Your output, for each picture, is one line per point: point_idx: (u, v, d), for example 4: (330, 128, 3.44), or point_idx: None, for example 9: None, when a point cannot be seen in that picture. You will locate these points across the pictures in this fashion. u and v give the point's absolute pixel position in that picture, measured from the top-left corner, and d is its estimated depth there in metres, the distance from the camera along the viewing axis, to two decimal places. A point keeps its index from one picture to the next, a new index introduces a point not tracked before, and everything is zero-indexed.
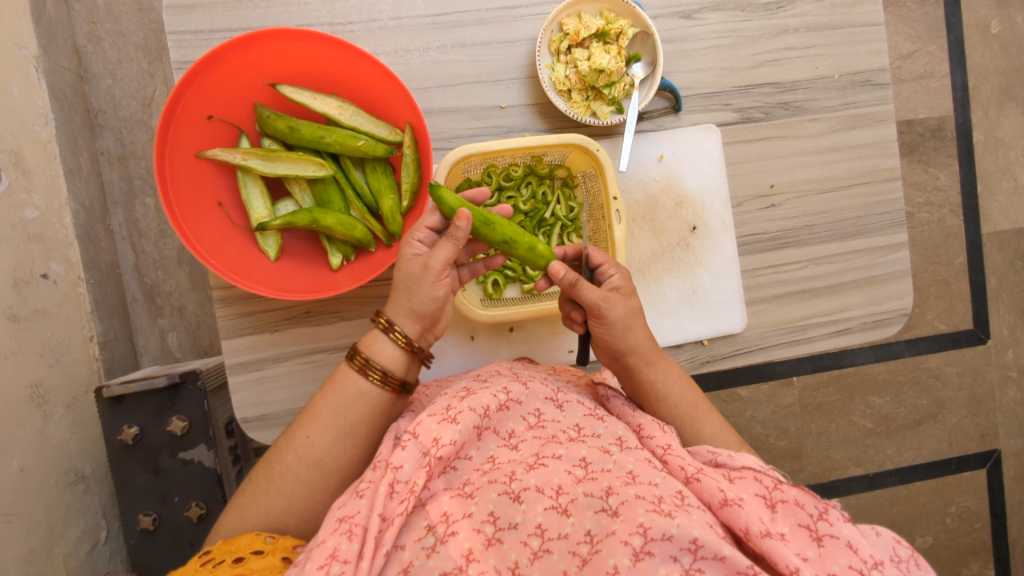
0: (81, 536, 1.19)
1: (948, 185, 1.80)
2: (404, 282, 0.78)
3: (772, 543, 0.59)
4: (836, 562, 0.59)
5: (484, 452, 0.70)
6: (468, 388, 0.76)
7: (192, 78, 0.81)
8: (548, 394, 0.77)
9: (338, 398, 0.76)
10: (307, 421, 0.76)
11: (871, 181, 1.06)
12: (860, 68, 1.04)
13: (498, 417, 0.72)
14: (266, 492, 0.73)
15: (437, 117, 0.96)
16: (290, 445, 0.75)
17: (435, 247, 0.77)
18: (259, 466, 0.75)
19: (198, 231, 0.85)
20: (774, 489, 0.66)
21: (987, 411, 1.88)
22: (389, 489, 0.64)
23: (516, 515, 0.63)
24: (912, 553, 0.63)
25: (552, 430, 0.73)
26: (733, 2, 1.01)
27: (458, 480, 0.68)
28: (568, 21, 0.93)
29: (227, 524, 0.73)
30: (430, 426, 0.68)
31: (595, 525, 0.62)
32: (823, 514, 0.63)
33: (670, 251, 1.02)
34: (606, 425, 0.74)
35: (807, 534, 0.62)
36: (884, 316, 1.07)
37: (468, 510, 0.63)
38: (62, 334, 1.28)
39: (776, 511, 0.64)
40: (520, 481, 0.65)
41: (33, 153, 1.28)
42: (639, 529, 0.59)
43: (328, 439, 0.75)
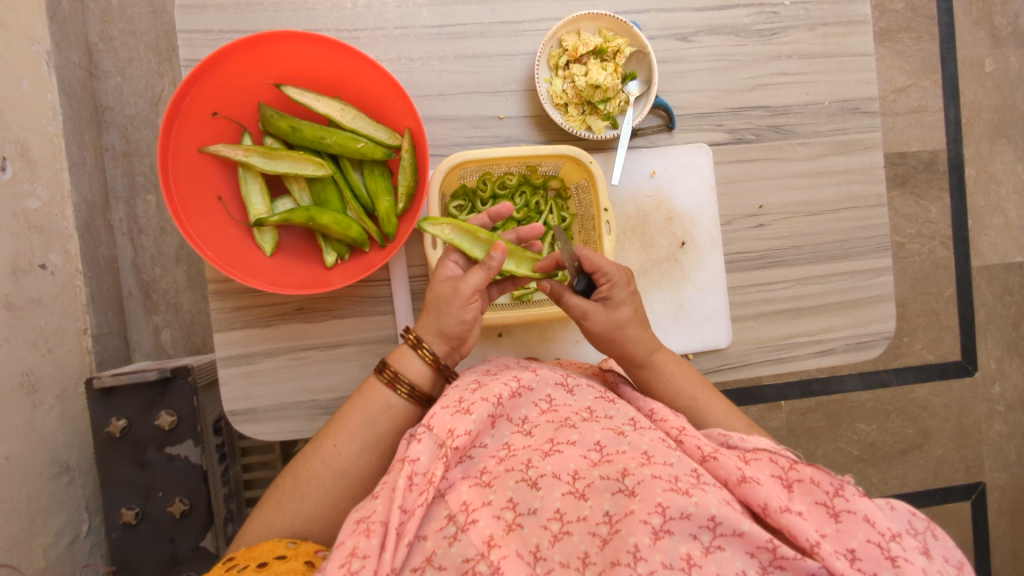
0: (62, 527, 1.19)
1: (939, 217, 1.83)
2: (437, 304, 0.81)
3: (790, 518, 0.62)
4: (854, 537, 0.61)
5: (499, 439, 0.74)
6: (479, 378, 0.79)
7: (198, 75, 0.83)
8: (559, 379, 0.81)
9: (367, 409, 0.80)
10: (335, 430, 0.79)
11: (858, 206, 1.09)
12: (849, 96, 1.07)
13: (510, 404, 0.76)
14: (292, 499, 0.76)
15: (436, 124, 0.99)
16: (317, 453, 0.78)
17: (469, 273, 0.80)
18: (284, 474, 0.78)
19: (197, 224, 0.87)
20: (790, 469, 0.69)
21: (973, 442, 1.89)
22: (409, 481, 0.66)
23: (534, 501, 0.67)
24: (928, 526, 0.63)
25: (564, 413, 0.77)
26: (728, 27, 1.04)
27: (475, 468, 0.71)
28: (567, 38, 0.96)
29: (252, 530, 0.75)
30: (444, 418, 0.71)
31: (613, 505, 0.65)
32: (838, 490, 0.64)
33: (658, 265, 1.04)
34: (617, 407, 0.78)
35: (824, 512, 0.64)
36: (867, 338, 1.09)
37: (487, 498, 0.67)
38: (56, 324, 1.29)
39: (793, 490, 0.67)
40: (537, 468, 0.69)
41: (39, 145, 1.31)
42: (657, 508, 0.62)
43: (356, 448, 0.78)
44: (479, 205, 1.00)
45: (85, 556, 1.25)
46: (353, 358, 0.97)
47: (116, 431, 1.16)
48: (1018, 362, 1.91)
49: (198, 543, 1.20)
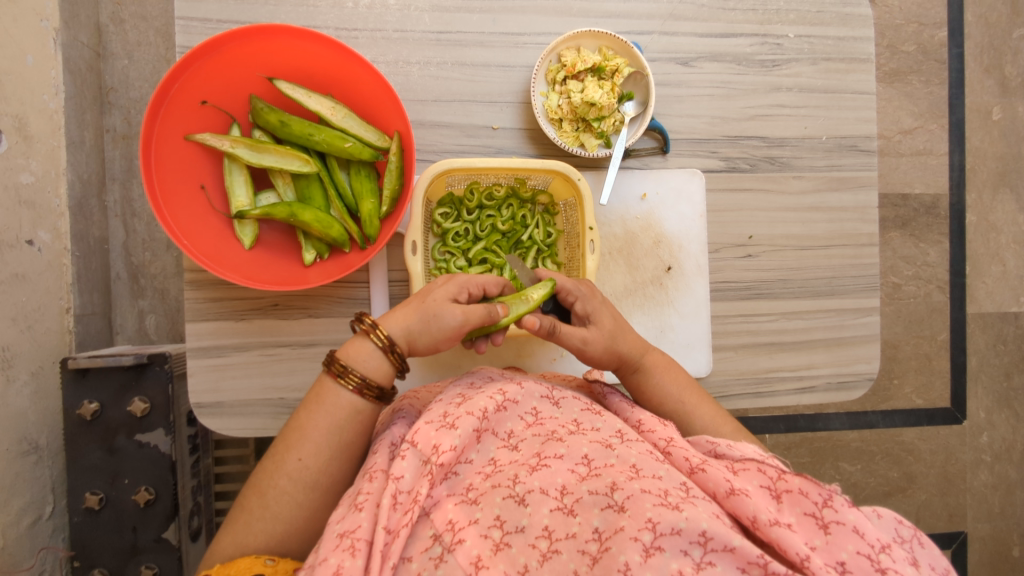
0: (24, 508, 1.16)
1: (937, 262, 1.82)
2: (427, 322, 0.80)
3: (780, 531, 0.61)
4: (845, 549, 0.60)
5: (485, 454, 0.73)
6: (463, 393, 0.78)
7: (188, 63, 0.82)
8: (544, 392, 0.80)
9: (331, 418, 0.76)
10: (298, 443, 0.75)
11: (849, 243, 1.07)
12: (848, 133, 1.07)
13: (496, 417, 0.75)
14: (263, 519, 0.72)
15: (429, 129, 0.98)
16: (282, 469, 0.74)
17: (471, 313, 0.80)
18: (247, 493, 0.74)
19: (176, 211, 0.86)
20: (779, 480, 0.67)
21: (957, 491, 1.87)
22: (393, 500, 0.65)
23: (522, 518, 0.65)
24: (914, 532, 0.65)
25: (550, 427, 0.75)
26: (730, 55, 1.04)
27: (461, 485, 0.69)
28: (566, 53, 0.96)
29: (222, 550, 0.71)
30: (428, 433, 0.70)
31: (602, 522, 0.64)
32: (827, 501, 0.64)
33: (642, 288, 1.03)
34: (604, 419, 0.77)
35: (814, 522, 0.63)
36: (849, 378, 1.07)
37: (473, 517, 0.65)
38: (38, 301, 1.28)
39: (782, 502, 0.66)
40: (524, 484, 0.67)
41: (38, 121, 1.30)
42: (648, 524, 0.61)
43: (324, 458, 0.75)
44: (464, 214, 0.99)
45: (46, 538, 1.21)
46: (325, 359, 0.96)
47: (87, 414, 1.14)
48: (1007, 413, 1.89)
49: (160, 534, 1.19)
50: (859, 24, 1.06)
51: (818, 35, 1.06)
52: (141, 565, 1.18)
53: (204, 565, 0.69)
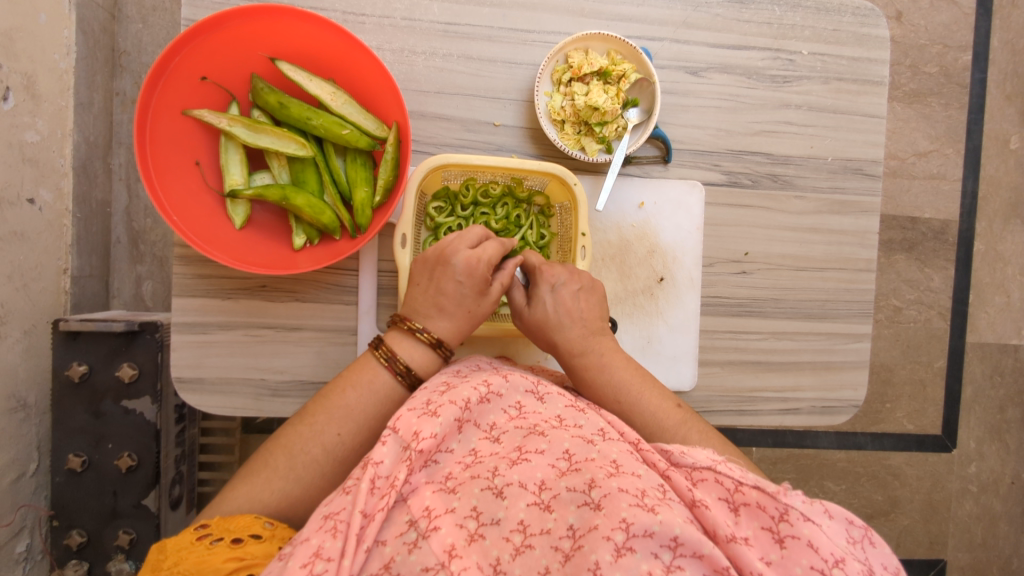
0: (8, 464, 1.17)
1: (940, 288, 1.82)
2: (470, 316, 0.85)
3: (738, 548, 0.61)
4: (798, 564, 0.60)
5: (465, 445, 0.72)
6: (448, 381, 0.77)
7: (191, 37, 0.81)
8: (529, 386, 0.79)
9: (378, 403, 0.78)
10: (340, 418, 0.76)
11: (846, 267, 1.06)
12: (854, 155, 1.06)
13: (478, 409, 0.74)
14: (285, 480, 0.72)
15: (430, 121, 0.98)
16: (320, 438, 0.75)
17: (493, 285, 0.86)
18: (274, 451, 0.74)
19: (168, 185, 0.85)
20: (736, 492, 0.67)
21: (940, 519, 1.86)
22: (371, 485, 0.64)
23: (499, 511, 0.65)
24: (864, 532, 0.65)
25: (533, 421, 0.75)
26: (740, 68, 1.03)
27: (440, 473, 0.69)
28: (574, 55, 0.95)
29: (233, 499, 0.70)
30: (411, 420, 0.70)
31: (577, 519, 0.64)
32: (784, 514, 0.63)
33: (632, 297, 1.02)
34: (587, 417, 0.76)
35: (770, 537, 0.63)
36: (833, 403, 1.06)
37: (451, 505, 0.65)
38: (35, 260, 1.28)
39: (739, 514, 0.66)
40: (503, 476, 0.67)
41: (48, 80, 1.30)
42: (621, 525, 0.61)
43: (359, 440, 0.77)
44: (459, 210, 0.99)
45: (28, 495, 1.22)
46: (309, 343, 0.96)
47: (75, 376, 1.14)
48: (997, 446, 1.88)
49: (140, 501, 1.20)
50: (874, 45, 1.05)
51: (832, 54, 1.04)
52: (118, 530, 1.20)
53: (212, 511, 0.69)
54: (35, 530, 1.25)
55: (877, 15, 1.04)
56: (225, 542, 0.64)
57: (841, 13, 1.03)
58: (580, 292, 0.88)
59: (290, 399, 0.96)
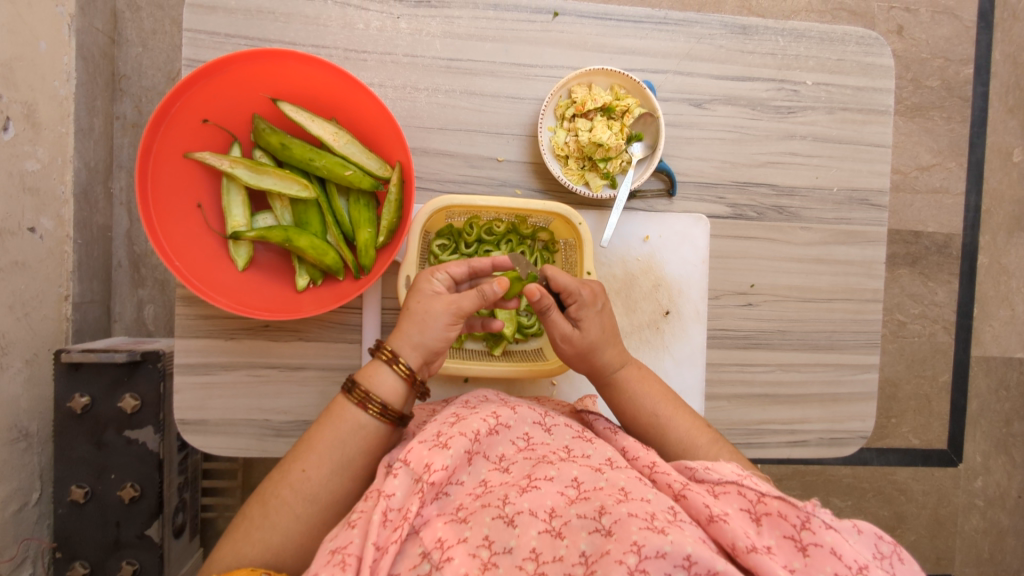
0: (11, 496, 1.16)
1: (945, 302, 1.81)
2: (423, 320, 0.80)
3: (757, 558, 0.60)
4: (821, 572, 0.59)
5: (476, 477, 0.72)
6: (457, 413, 0.78)
7: (192, 82, 0.81)
8: (537, 417, 0.80)
9: (334, 432, 0.77)
10: (303, 455, 0.77)
11: (852, 297, 1.06)
12: (859, 186, 1.05)
13: (488, 441, 0.74)
14: (262, 528, 0.73)
15: (433, 157, 0.97)
16: (286, 479, 0.75)
17: (461, 301, 0.80)
18: (252, 501, 0.76)
19: (169, 231, 0.84)
20: (758, 502, 0.66)
21: (946, 534, 1.85)
22: (384, 517, 0.65)
23: (510, 539, 0.64)
24: (895, 548, 0.63)
25: (541, 452, 0.75)
26: (744, 99, 1.02)
27: (451, 505, 0.69)
28: (577, 90, 0.94)
29: (222, 559, 0.72)
30: (421, 452, 0.70)
31: (590, 545, 0.63)
32: (805, 522, 0.62)
33: (639, 331, 1.01)
34: (595, 446, 0.76)
35: (792, 545, 0.62)
36: (842, 435, 1.05)
37: (463, 535, 0.64)
38: (36, 289, 1.28)
39: (760, 524, 0.65)
40: (513, 505, 0.67)
41: (48, 108, 1.30)
42: (633, 547, 0.60)
43: (325, 472, 0.76)
44: (463, 247, 0.96)
45: (30, 528, 1.21)
46: (313, 383, 0.95)
47: (77, 408, 1.13)
48: (1004, 460, 1.86)
49: (144, 531, 1.19)
50: (879, 74, 1.04)
51: (837, 84, 1.04)
52: (122, 561, 1.19)
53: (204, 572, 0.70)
54: (37, 562, 1.25)
55: (882, 44, 1.04)
56: None
57: (844, 43, 1.03)
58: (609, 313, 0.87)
59: (294, 439, 0.95)
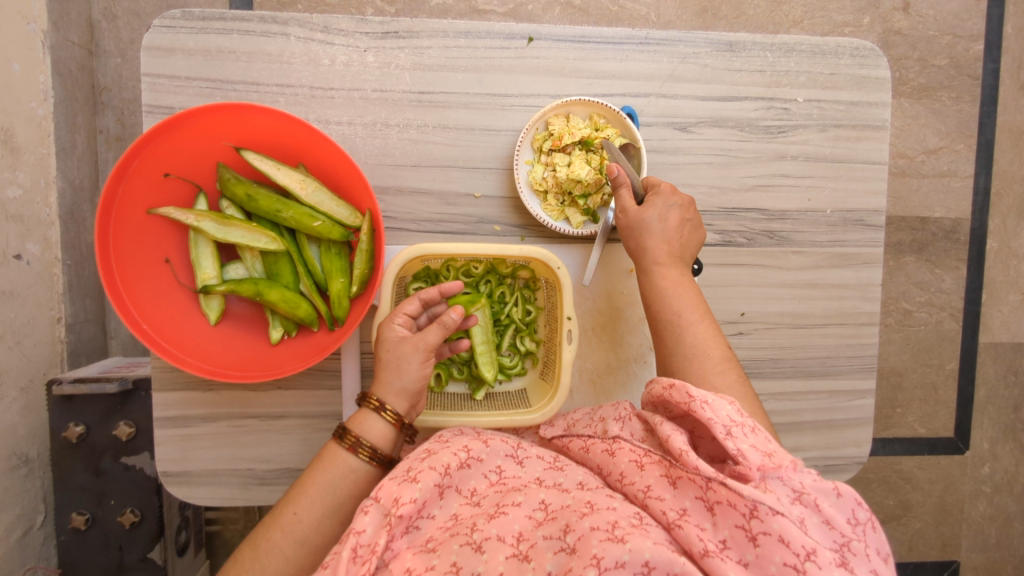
0: (15, 521, 1.18)
1: (952, 289, 1.77)
2: (394, 363, 0.80)
3: (714, 559, 0.57)
4: (772, 563, 0.56)
5: (447, 510, 0.71)
6: (429, 447, 0.76)
7: (149, 139, 0.78)
8: (509, 450, 0.79)
9: (327, 474, 0.76)
10: (295, 497, 0.75)
11: (848, 322, 1.02)
12: (853, 206, 1.01)
13: (459, 475, 0.73)
14: (252, 571, 0.71)
15: (407, 196, 0.94)
16: (278, 521, 0.73)
17: (425, 334, 0.80)
18: (241, 547, 0.73)
19: (136, 289, 0.82)
20: (708, 489, 0.61)
21: (953, 521, 1.83)
22: (352, 552, 0.63)
23: (477, 564, 0.62)
24: (870, 517, 0.59)
25: (513, 484, 0.74)
26: (732, 120, 0.98)
27: (421, 538, 0.68)
28: (554, 121, 0.90)
29: None
30: (391, 487, 0.68)
31: (555, 565, 0.61)
32: (754, 511, 0.57)
33: (625, 366, 0.98)
34: (566, 474, 0.75)
35: (745, 535, 0.58)
36: (838, 461, 1.03)
37: (430, 564, 0.63)
38: (27, 315, 1.27)
39: (716, 514, 0.61)
40: (480, 531, 0.66)
41: (26, 130, 1.27)
42: (593, 561, 0.58)
43: (318, 514, 0.75)
44: None
45: (34, 554, 1.22)
46: (294, 431, 0.94)
47: (71, 438, 1.13)
48: (1012, 446, 1.83)
49: (147, 554, 1.20)
50: (875, 87, 0.99)
51: (831, 99, 0.99)
52: None
53: None
54: None
55: (878, 54, 0.98)
56: None
57: (838, 55, 0.98)
58: (685, 220, 0.87)
59: (278, 487, 0.94)
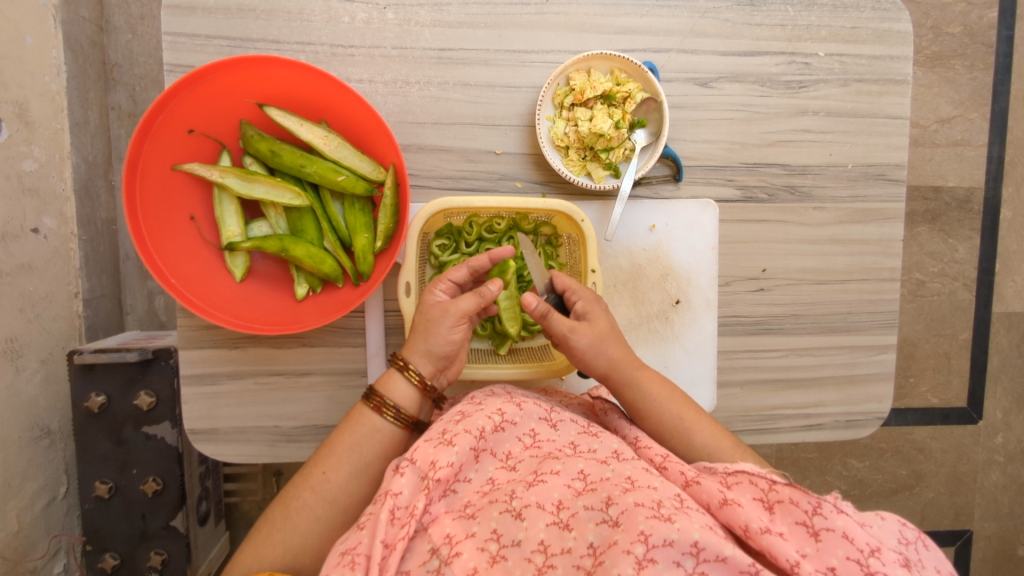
0: (39, 491, 1.19)
1: (965, 259, 1.76)
2: (425, 324, 0.80)
3: (771, 539, 0.60)
4: (834, 555, 0.59)
5: (483, 475, 0.72)
6: (461, 409, 0.77)
7: (173, 94, 0.78)
8: (542, 413, 0.78)
9: (354, 435, 0.78)
10: (323, 458, 0.76)
11: (868, 278, 1.03)
12: (875, 160, 1.00)
13: (494, 438, 0.73)
14: (283, 530, 0.72)
15: (429, 154, 0.94)
16: (307, 482, 0.75)
17: (459, 300, 0.80)
18: (272, 506, 0.75)
19: (163, 246, 0.83)
20: (770, 490, 0.65)
21: (966, 490, 1.84)
22: (391, 515, 0.64)
23: (518, 532, 0.64)
24: (919, 535, 0.63)
25: (547, 449, 0.74)
26: (753, 75, 0.97)
27: (459, 503, 0.69)
28: (575, 76, 0.90)
29: (240, 563, 0.71)
30: (427, 450, 0.69)
31: (597, 537, 0.63)
32: (817, 508, 0.61)
33: (647, 322, 0.99)
34: (601, 440, 0.75)
35: (805, 530, 0.61)
36: (859, 417, 1.04)
37: (471, 530, 0.65)
38: (46, 289, 1.28)
39: (773, 511, 0.64)
40: (520, 498, 0.66)
41: (40, 105, 1.27)
42: (640, 537, 0.59)
43: (346, 474, 0.76)
44: (463, 247, 0.93)
45: (59, 523, 1.24)
46: (320, 388, 0.95)
47: (93, 407, 1.14)
48: None
49: (170, 522, 1.21)
50: (897, 41, 0.99)
51: (852, 54, 0.98)
52: (151, 551, 1.22)
53: None
54: (71, 552, 1.28)
55: (899, 8, 0.97)
56: None
57: (860, 9, 0.97)
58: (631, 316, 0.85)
59: (305, 444, 0.96)
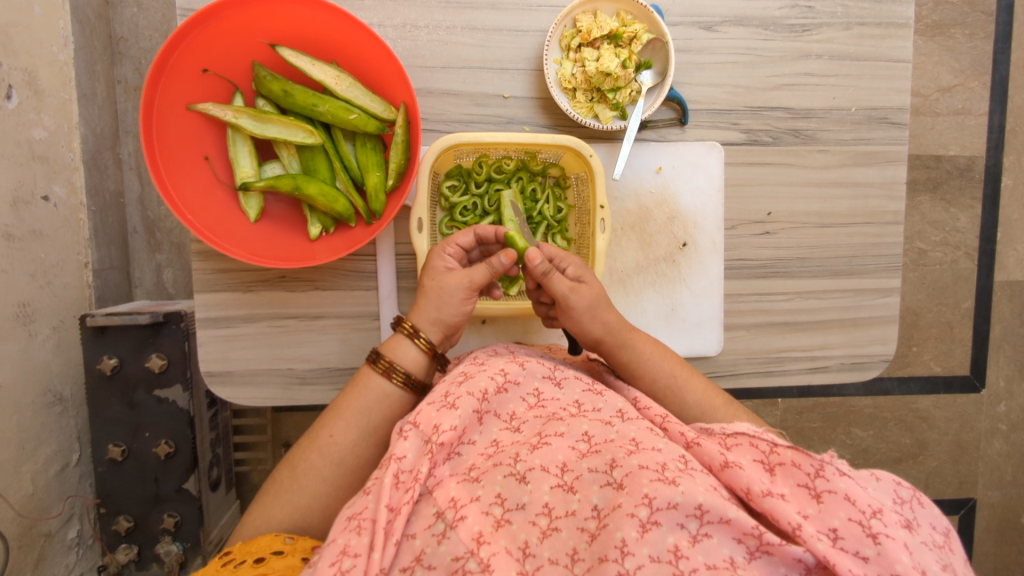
0: (52, 456, 1.20)
1: (967, 228, 1.77)
2: (436, 293, 0.81)
3: (772, 502, 0.59)
4: (836, 516, 0.58)
5: (487, 436, 0.69)
6: (464, 370, 0.75)
7: (188, 30, 0.79)
8: (546, 371, 0.76)
9: (361, 399, 0.77)
10: (331, 420, 0.76)
11: (873, 221, 1.04)
12: (878, 104, 1.02)
13: (497, 399, 0.72)
14: (291, 491, 0.73)
15: (438, 97, 0.95)
16: (314, 443, 0.75)
17: (471, 271, 0.81)
18: (280, 467, 0.75)
19: (179, 184, 0.84)
20: (771, 453, 0.65)
21: (969, 458, 1.85)
22: (395, 479, 0.62)
23: (522, 496, 0.62)
24: (913, 493, 0.62)
25: (552, 409, 0.72)
26: (757, 19, 0.98)
27: (463, 466, 0.67)
28: (582, 18, 0.91)
29: (250, 523, 0.71)
30: (430, 413, 0.67)
31: (602, 499, 0.61)
32: (819, 470, 0.61)
33: (655, 265, 1.01)
34: (606, 399, 0.72)
35: (807, 492, 0.61)
36: (864, 359, 1.05)
37: (475, 494, 0.62)
38: (56, 257, 1.29)
39: (774, 474, 0.63)
40: (525, 462, 0.65)
41: (49, 74, 1.28)
42: (644, 500, 0.58)
43: (353, 436, 0.75)
44: (473, 188, 0.97)
45: (74, 486, 1.25)
46: (333, 331, 0.96)
47: (105, 370, 1.13)
48: None
49: (182, 485, 1.21)
50: None
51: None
52: (164, 513, 1.22)
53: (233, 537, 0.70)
54: (84, 516, 1.29)
55: None
56: (248, 563, 0.64)
57: None
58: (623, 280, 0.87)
59: (319, 386, 0.97)
